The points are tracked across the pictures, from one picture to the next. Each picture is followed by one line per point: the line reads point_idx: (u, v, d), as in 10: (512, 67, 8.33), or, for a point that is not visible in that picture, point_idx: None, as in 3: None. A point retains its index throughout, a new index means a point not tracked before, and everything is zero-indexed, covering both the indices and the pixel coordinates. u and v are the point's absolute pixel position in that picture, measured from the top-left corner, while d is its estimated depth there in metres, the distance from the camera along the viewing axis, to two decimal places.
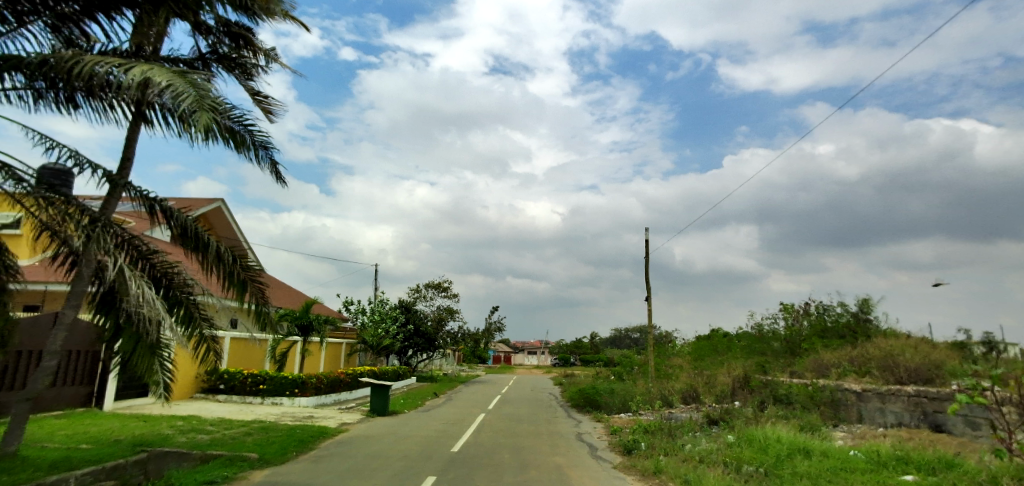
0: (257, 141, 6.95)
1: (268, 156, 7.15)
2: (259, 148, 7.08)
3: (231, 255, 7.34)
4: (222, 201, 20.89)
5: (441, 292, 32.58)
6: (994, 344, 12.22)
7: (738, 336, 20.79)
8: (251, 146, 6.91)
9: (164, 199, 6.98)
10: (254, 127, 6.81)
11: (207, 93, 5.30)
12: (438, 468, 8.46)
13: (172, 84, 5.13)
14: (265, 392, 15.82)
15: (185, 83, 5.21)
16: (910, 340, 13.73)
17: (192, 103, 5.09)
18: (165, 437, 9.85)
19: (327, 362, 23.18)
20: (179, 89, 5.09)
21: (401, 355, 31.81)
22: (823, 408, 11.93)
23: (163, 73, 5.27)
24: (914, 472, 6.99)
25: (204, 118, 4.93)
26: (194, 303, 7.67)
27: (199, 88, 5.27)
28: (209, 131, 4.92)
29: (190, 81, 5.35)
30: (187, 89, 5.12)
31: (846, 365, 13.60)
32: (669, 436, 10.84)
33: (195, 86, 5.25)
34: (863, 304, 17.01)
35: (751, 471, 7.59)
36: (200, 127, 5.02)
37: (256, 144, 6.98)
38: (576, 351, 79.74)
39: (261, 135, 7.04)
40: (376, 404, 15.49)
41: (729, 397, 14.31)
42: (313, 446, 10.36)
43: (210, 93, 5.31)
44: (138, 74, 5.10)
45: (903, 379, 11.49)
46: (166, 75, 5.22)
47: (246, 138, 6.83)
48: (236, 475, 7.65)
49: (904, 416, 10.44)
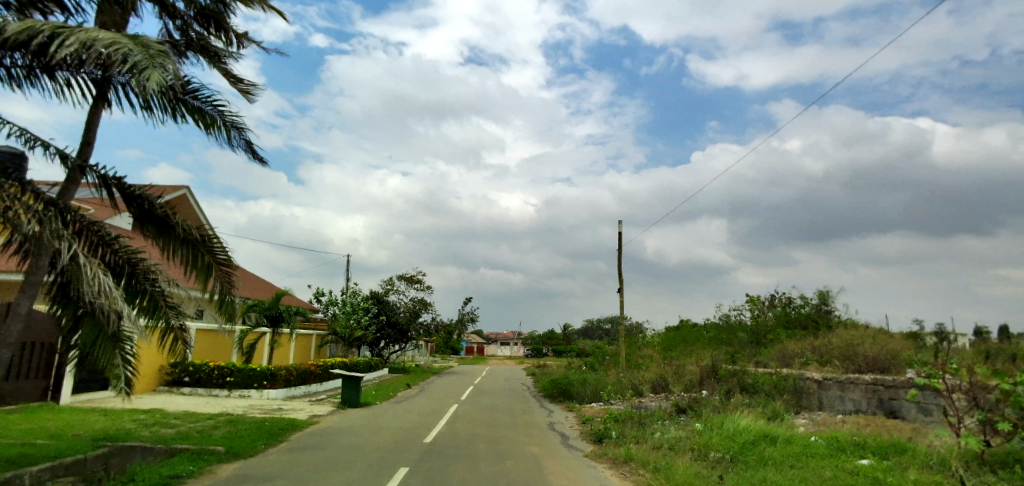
0: (227, 122, 6.57)
1: (242, 136, 6.84)
2: (231, 130, 6.70)
3: (195, 238, 7.05)
4: (188, 189, 20.58)
5: (414, 284, 32.38)
6: (945, 335, 12.81)
7: (706, 327, 21.32)
8: (221, 128, 6.56)
9: (126, 183, 6.73)
10: (224, 107, 6.46)
11: (160, 55, 5.05)
12: (412, 460, 8.44)
13: (118, 42, 4.86)
14: (232, 384, 15.59)
15: (134, 45, 4.95)
16: (869, 331, 14.25)
17: (141, 60, 4.80)
18: (127, 431, 9.63)
19: (295, 354, 22.84)
20: (127, 48, 4.82)
21: (373, 346, 31.67)
22: (785, 396, 12.33)
23: (112, 33, 5.00)
24: (870, 456, 7.32)
25: (153, 76, 4.68)
26: (160, 291, 7.38)
27: (149, 49, 5.01)
28: (155, 87, 4.61)
29: (141, 42, 5.07)
30: (136, 49, 4.84)
31: (808, 355, 14.09)
32: (638, 425, 11.10)
33: (144, 47, 5.00)
34: (823, 296, 17.67)
35: (717, 458, 7.84)
36: (147, 83, 4.72)
37: (229, 124, 6.69)
38: (548, 342, 79.93)
39: (232, 115, 6.67)
40: (349, 396, 15.39)
41: (697, 386, 14.69)
42: (282, 439, 10.23)
43: (163, 56, 5.04)
44: (85, 35, 4.86)
45: (862, 368, 12.02)
46: (115, 35, 4.99)
47: (216, 119, 6.48)
48: (203, 469, 7.54)
49: (862, 403, 10.88)
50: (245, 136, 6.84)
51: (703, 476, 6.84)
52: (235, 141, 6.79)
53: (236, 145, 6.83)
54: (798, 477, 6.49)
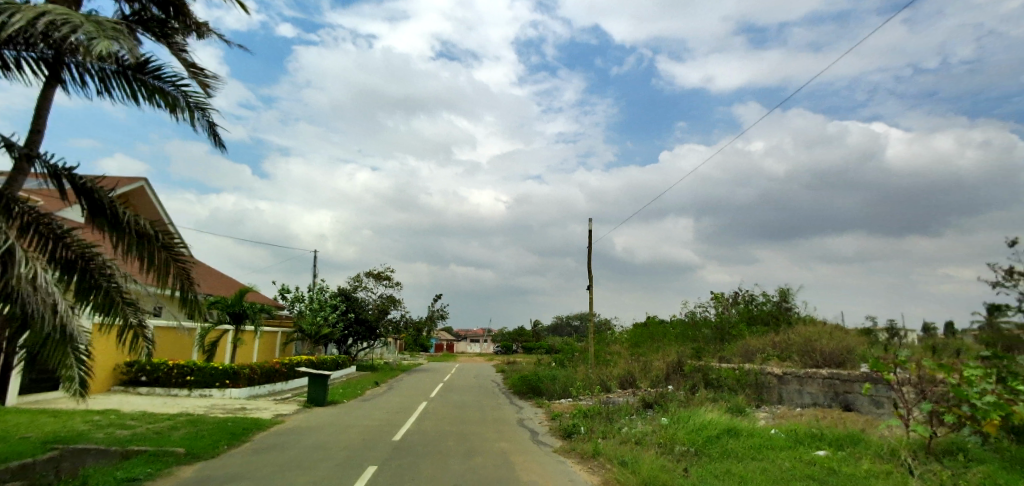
0: (190, 103, 6.41)
1: (206, 117, 6.68)
2: (194, 111, 6.54)
3: (151, 232, 6.84)
4: (146, 181, 19.97)
5: (382, 281, 32.08)
6: (896, 330, 13.43)
7: (672, 323, 21.78)
8: (185, 109, 6.42)
9: (77, 174, 6.54)
10: (186, 86, 6.30)
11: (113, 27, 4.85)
12: (380, 458, 8.40)
13: (67, 13, 4.65)
14: (192, 383, 15.24)
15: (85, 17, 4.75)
16: (826, 327, 14.82)
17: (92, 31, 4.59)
18: (80, 433, 9.31)
19: (260, 352, 22.38)
20: (77, 19, 4.61)
21: (341, 344, 31.30)
22: (747, 390, 12.72)
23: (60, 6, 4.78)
24: (826, 447, 7.64)
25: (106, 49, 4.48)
26: (117, 288, 7.14)
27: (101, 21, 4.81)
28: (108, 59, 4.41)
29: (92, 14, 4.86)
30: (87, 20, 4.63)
31: (769, 351, 14.55)
32: (607, 420, 11.29)
33: (95, 19, 4.80)
34: (784, 294, 18.27)
35: (682, 451, 8.05)
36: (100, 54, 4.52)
37: (192, 106, 6.52)
38: (518, 338, 80.10)
39: (195, 96, 6.51)
40: (316, 394, 15.19)
41: (664, 381, 15.00)
42: (246, 439, 10.04)
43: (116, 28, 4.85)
44: (31, 7, 4.64)
45: (819, 363, 12.50)
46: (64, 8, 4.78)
47: (178, 100, 6.34)
48: (161, 471, 7.37)
49: (819, 397, 11.32)
50: (209, 117, 6.68)
51: (668, 469, 7.03)
52: (199, 122, 6.63)
53: (200, 126, 6.66)
54: (758, 467, 6.75)
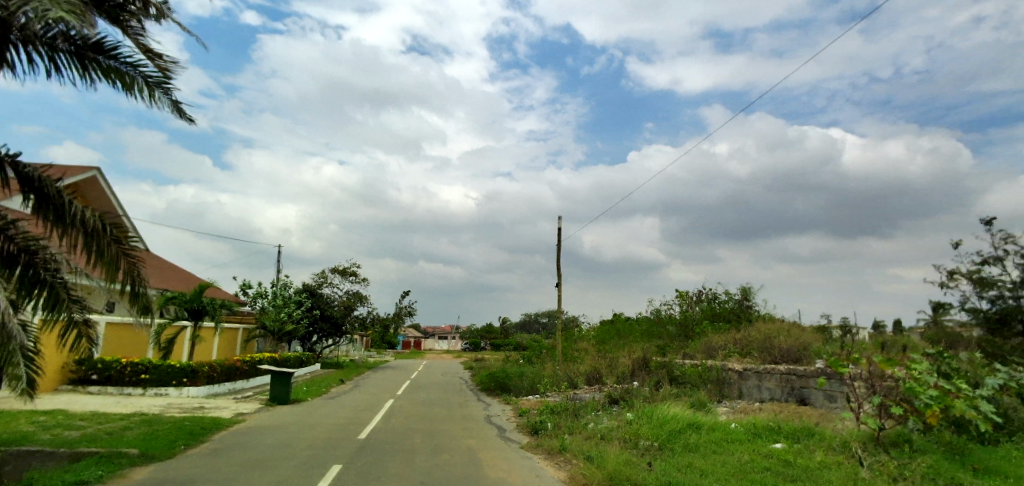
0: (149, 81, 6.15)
1: (167, 96, 6.42)
2: (154, 89, 6.28)
3: (99, 224, 6.59)
4: (99, 171, 19.19)
5: (348, 277, 31.63)
6: (849, 328, 13.99)
7: (638, 321, 22.15)
8: (144, 87, 6.16)
9: (22, 162, 6.27)
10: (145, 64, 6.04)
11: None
12: (345, 457, 8.32)
13: None
14: (147, 382, 14.76)
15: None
16: (784, 324, 15.32)
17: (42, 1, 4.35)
18: (25, 434, 8.91)
19: (220, 349, 21.79)
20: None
21: (306, 341, 30.78)
22: (709, 385, 13.06)
23: None
24: (783, 441, 7.93)
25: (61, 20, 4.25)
26: (62, 283, 6.88)
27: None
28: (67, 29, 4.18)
29: None
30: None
31: (731, 347, 14.96)
32: (573, 416, 11.43)
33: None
34: (745, 292, 18.80)
35: (646, 446, 8.23)
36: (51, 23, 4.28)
37: (152, 84, 6.27)
38: (486, 335, 80.06)
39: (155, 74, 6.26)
40: (278, 392, 14.89)
41: (629, 378, 15.26)
42: (204, 439, 9.78)
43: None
44: None
45: (777, 359, 12.92)
46: None
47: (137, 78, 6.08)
48: (114, 473, 7.14)
49: (777, 392, 11.72)
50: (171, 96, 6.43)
51: (632, 464, 7.18)
52: (160, 101, 6.37)
53: (162, 105, 6.41)
54: (718, 461, 6.95)
